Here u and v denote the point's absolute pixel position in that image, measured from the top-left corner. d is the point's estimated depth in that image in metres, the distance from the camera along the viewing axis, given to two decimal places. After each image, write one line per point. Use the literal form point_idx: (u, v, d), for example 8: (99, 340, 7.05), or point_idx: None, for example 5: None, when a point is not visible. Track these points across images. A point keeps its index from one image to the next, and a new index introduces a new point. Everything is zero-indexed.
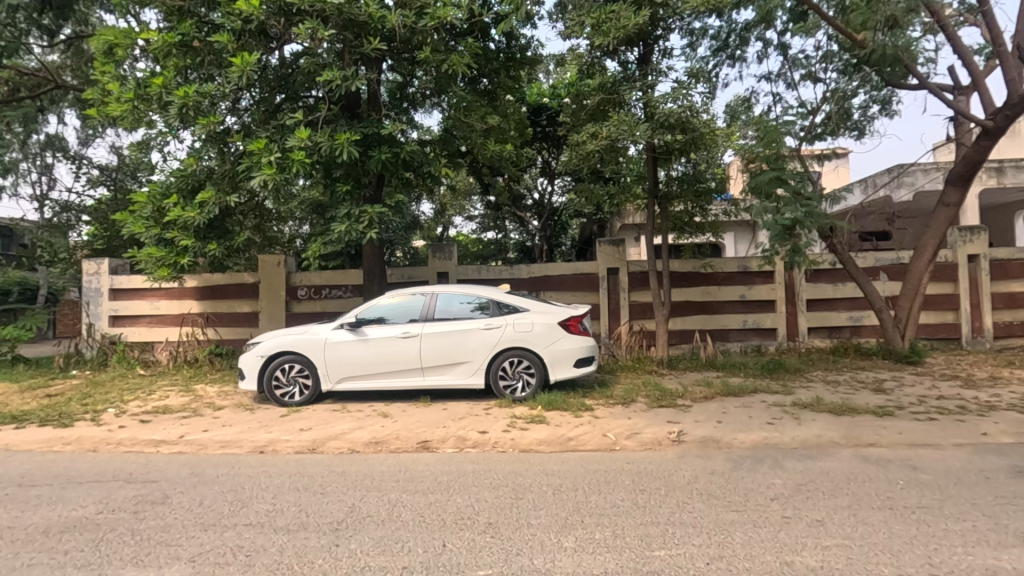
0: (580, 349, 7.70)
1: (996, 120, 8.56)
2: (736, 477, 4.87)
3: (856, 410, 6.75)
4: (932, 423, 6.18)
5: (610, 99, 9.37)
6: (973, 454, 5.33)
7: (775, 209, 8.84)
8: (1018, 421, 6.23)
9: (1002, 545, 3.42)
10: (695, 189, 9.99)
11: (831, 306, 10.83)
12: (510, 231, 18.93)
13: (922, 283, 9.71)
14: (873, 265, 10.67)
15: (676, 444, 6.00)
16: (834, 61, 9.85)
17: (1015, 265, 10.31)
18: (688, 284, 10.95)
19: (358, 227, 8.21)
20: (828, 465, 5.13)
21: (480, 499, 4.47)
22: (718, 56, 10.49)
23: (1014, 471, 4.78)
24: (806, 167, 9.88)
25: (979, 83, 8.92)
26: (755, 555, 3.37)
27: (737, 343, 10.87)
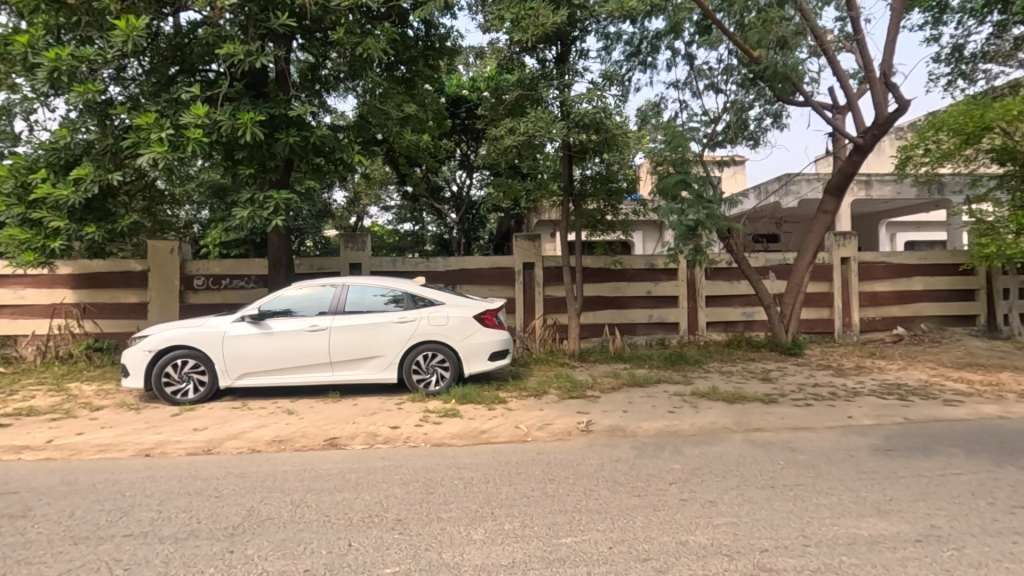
0: (494, 343, 7.72)
1: (866, 138, 9.59)
2: (639, 464, 5.13)
3: (746, 398, 7.35)
4: (808, 409, 6.87)
5: (528, 96, 9.53)
6: (841, 435, 5.98)
7: (679, 211, 9.38)
8: (878, 405, 7.08)
9: (862, 515, 3.85)
10: (607, 189, 10.37)
11: (727, 302, 11.67)
12: (428, 223, 18.72)
13: (804, 282, 10.71)
14: (763, 265, 11.64)
15: (585, 434, 6.22)
16: (734, 74, 10.59)
17: (879, 267, 11.63)
18: (600, 280, 11.39)
19: (262, 215, 7.67)
20: (720, 450, 5.54)
21: (389, 495, 4.38)
22: (631, 61, 10.94)
23: (873, 449, 5.42)
24: (707, 171, 10.53)
25: (853, 104, 9.96)
26: (654, 537, 3.57)
27: (644, 336, 11.45)
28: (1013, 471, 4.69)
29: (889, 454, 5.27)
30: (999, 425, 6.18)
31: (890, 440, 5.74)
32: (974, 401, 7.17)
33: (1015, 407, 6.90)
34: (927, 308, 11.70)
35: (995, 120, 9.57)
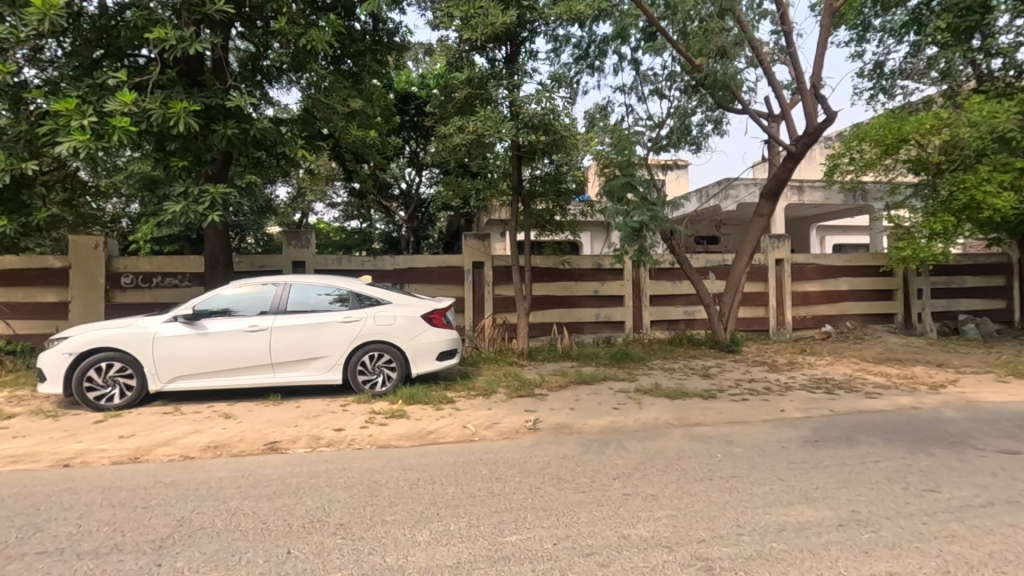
0: (443, 343, 7.66)
1: (798, 146, 10.11)
2: (584, 461, 5.22)
3: (687, 394, 7.63)
4: (744, 404, 7.20)
5: (478, 95, 9.50)
6: (774, 427, 6.29)
7: (625, 212, 9.60)
8: (807, 398, 7.50)
9: (791, 503, 4.07)
10: (556, 189, 10.46)
11: (670, 301, 12.06)
12: (376, 221, 18.37)
13: (742, 282, 11.20)
14: (704, 265, 12.10)
15: (532, 432, 6.28)
16: (677, 81, 10.96)
17: (809, 269, 12.32)
18: (549, 280, 11.52)
19: (196, 209, 7.28)
20: (663, 444, 5.72)
21: (332, 499, 4.27)
22: (579, 64, 11.12)
23: (802, 440, 5.74)
24: (652, 174, 10.84)
25: (787, 113, 10.51)
26: (597, 531, 3.64)
27: (591, 335, 11.66)
28: (924, 457, 5.08)
29: (817, 444, 5.59)
30: (913, 415, 6.68)
31: (818, 431, 6.09)
32: (892, 394, 7.72)
33: (927, 398, 7.47)
34: (851, 307, 12.50)
35: (911, 133, 10.35)
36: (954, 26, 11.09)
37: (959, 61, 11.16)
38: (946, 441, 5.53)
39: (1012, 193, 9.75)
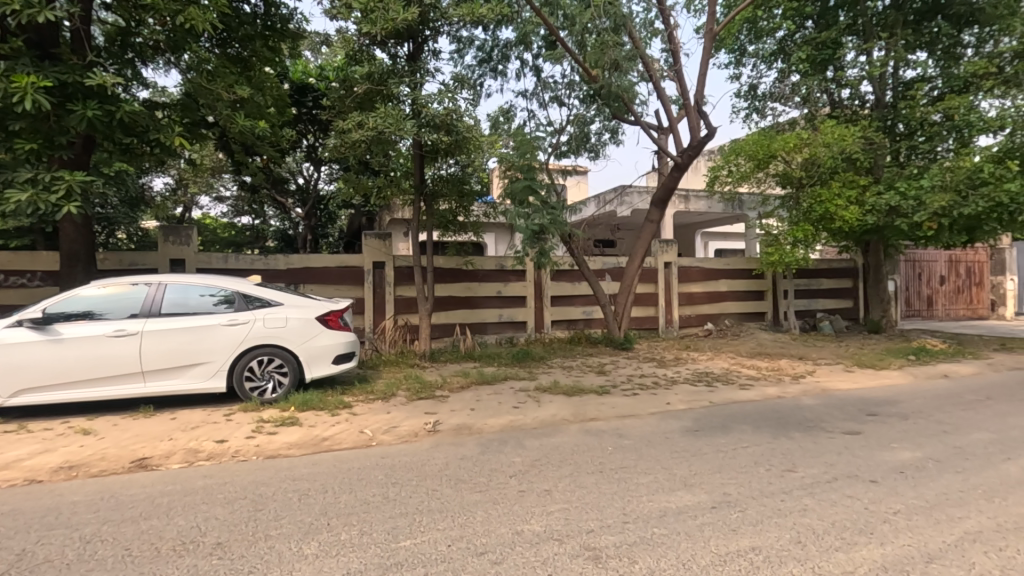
0: (339, 346, 7.34)
1: (683, 157, 10.88)
2: (483, 460, 5.26)
3: (583, 391, 7.96)
4: (635, 398, 7.65)
5: (378, 91, 9.25)
6: (660, 419, 6.74)
7: (526, 215, 9.82)
8: (690, 391, 8.12)
9: (672, 489, 4.38)
10: (460, 190, 10.43)
11: (570, 302, 12.50)
12: (270, 217, 17.31)
13: (634, 283, 11.85)
14: (600, 267, 12.68)
15: (432, 434, 6.23)
16: (576, 89, 11.43)
17: (694, 271, 13.34)
18: (452, 280, 11.47)
19: (47, 199, 6.40)
20: (559, 440, 5.91)
21: (209, 517, 3.95)
22: (482, 67, 11.20)
23: (684, 430, 6.20)
24: (552, 179, 11.17)
25: (674, 127, 11.30)
26: (492, 530, 3.68)
27: (494, 335, 11.78)
28: (784, 441, 5.68)
29: (697, 433, 6.05)
30: (778, 403, 7.45)
31: (698, 421, 6.60)
32: (761, 384, 8.56)
33: (790, 388, 8.37)
34: (730, 307, 13.70)
35: (778, 150, 11.56)
36: (813, 58, 12.52)
37: (817, 89, 12.62)
38: (803, 426, 6.23)
39: (858, 207, 11.17)
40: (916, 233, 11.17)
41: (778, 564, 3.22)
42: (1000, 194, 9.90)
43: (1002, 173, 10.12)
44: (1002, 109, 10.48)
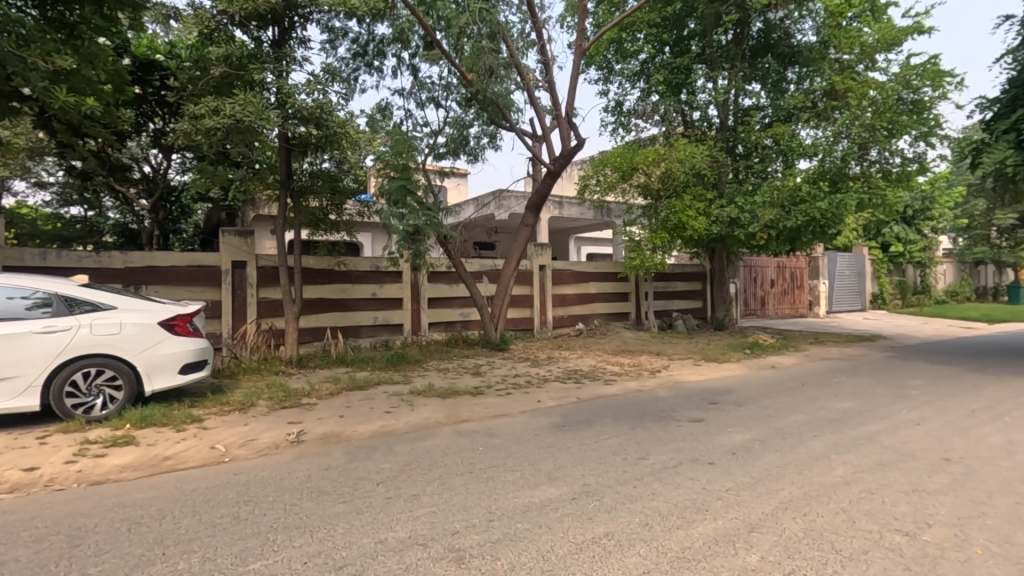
0: (187, 354, 6.56)
1: (555, 164, 11.34)
2: (349, 469, 5.05)
3: (458, 392, 7.99)
4: (507, 398, 7.83)
5: (238, 76, 8.52)
6: (531, 417, 6.96)
7: (401, 216, 9.59)
8: (560, 389, 8.50)
9: (537, 485, 4.54)
10: (332, 187, 9.93)
11: (447, 304, 12.47)
12: (108, 208, 15.22)
13: (510, 285, 12.11)
14: (477, 270, 12.81)
15: (295, 445, 5.86)
16: (454, 92, 11.49)
17: (565, 274, 14.00)
18: (322, 282, 10.90)
19: None
20: (430, 444, 5.85)
21: (7, 561, 3.34)
22: (356, 61, 10.81)
23: (552, 426, 6.47)
24: (429, 180, 11.07)
25: (547, 135, 11.77)
26: (353, 541, 3.55)
27: (368, 339, 11.38)
28: (640, 431, 6.15)
29: (563, 429, 6.34)
30: (637, 397, 8.06)
31: (565, 417, 6.92)
32: (623, 380, 9.21)
33: (648, 382, 9.09)
34: (598, 308, 14.58)
35: (639, 163, 12.61)
36: (669, 81, 13.81)
37: (673, 109, 13.93)
38: (657, 416, 6.80)
39: (705, 218, 12.50)
40: (751, 242, 12.74)
41: (628, 547, 3.47)
42: (814, 210, 11.63)
43: (815, 192, 11.91)
44: (816, 138, 12.35)
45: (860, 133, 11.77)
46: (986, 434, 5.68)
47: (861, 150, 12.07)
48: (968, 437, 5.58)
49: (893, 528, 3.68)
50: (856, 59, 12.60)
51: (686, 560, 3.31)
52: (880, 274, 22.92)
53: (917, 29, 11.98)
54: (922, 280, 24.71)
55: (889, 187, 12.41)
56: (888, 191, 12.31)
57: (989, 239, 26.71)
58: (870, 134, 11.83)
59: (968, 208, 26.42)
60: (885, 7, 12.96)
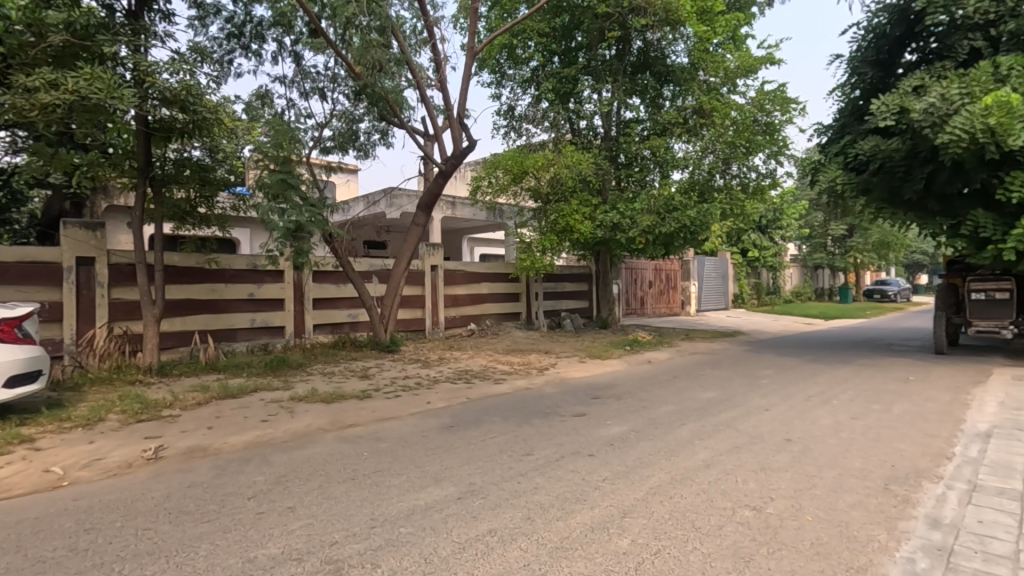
0: (14, 365, 5.62)
1: (447, 165, 11.26)
2: (217, 484, 4.64)
3: (343, 396, 7.67)
4: (396, 400, 7.66)
5: (83, 47, 7.50)
6: (419, 418, 6.86)
7: (281, 211, 8.97)
8: (450, 389, 8.48)
9: (423, 487, 4.49)
10: (201, 177, 9.08)
11: (333, 305, 11.92)
12: None
13: (401, 285, 11.85)
14: (366, 270, 12.41)
15: (153, 462, 5.27)
16: (341, 84, 11.04)
17: (458, 275, 14.00)
18: (191, 281, 9.94)
19: None
20: (311, 452, 5.56)
21: None
22: (231, 42, 10.01)
23: (441, 427, 6.43)
24: (313, 174, 10.52)
25: (439, 135, 11.69)
26: (218, 563, 3.27)
27: (244, 343, 10.55)
28: (527, 428, 6.31)
29: (452, 429, 6.33)
30: (525, 394, 8.26)
31: (454, 417, 6.91)
32: (512, 378, 9.39)
33: (536, 380, 9.36)
34: (490, 308, 14.75)
35: (529, 168, 13.02)
36: (557, 90, 14.38)
37: (561, 117, 14.51)
38: (544, 413, 7.02)
39: (590, 222, 13.15)
40: (631, 246, 13.59)
41: (510, 542, 3.54)
42: (685, 218, 12.67)
43: (686, 201, 12.99)
44: (687, 152, 13.51)
45: (723, 149, 13.03)
46: (819, 416, 6.56)
47: (724, 165, 13.33)
48: (805, 419, 6.40)
49: (743, 504, 4.12)
50: (721, 82, 13.87)
51: (564, 549, 3.45)
52: (740, 276, 25.54)
53: (769, 60, 13.52)
54: (774, 282, 27.96)
55: (748, 199, 13.87)
56: (746, 203, 13.75)
57: (825, 247, 30.87)
58: (731, 151, 13.16)
59: (810, 219, 30.36)
60: (743, 38, 14.49)
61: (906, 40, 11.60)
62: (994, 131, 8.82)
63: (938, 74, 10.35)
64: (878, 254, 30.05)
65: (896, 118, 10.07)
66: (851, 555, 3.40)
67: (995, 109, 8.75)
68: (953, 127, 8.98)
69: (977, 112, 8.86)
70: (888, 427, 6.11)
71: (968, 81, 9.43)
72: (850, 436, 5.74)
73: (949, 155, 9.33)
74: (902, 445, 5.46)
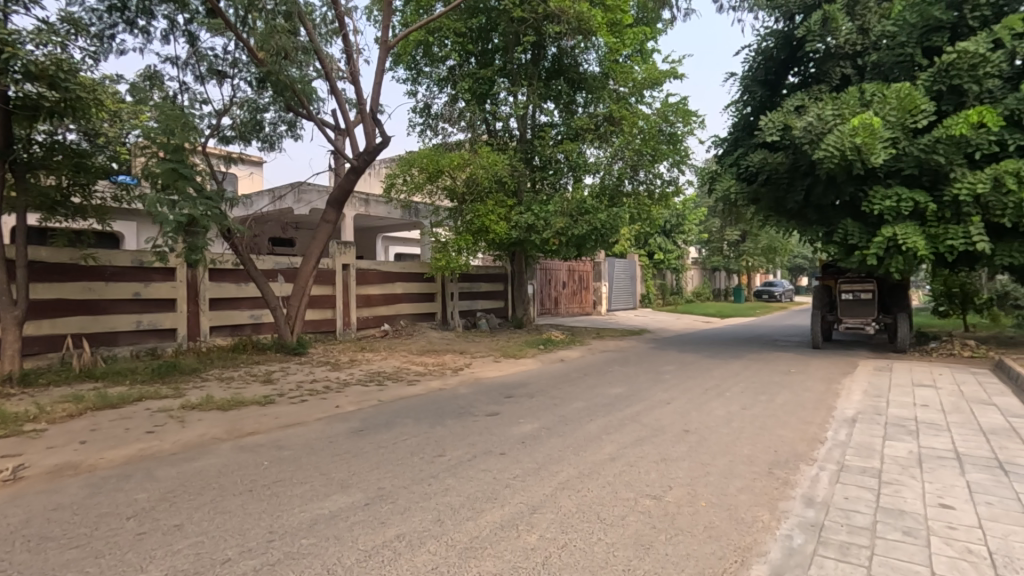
0: None
1: (359, 160, 10.87)
2: (90, 505, 4.17)
3: (243, 403, 7.19)
4: (301, 405, 7.30)
5: None
6: (327, 423, 6.57)
7: (170, 203, 8.21)
8: (360, 392, 8.21)
9: (328, 494, 4.30)
10: (76, 163, 8.15)
11: (233, 305, 11.14)
12: None
13: (308, 285, 11.29)
14: (271, 268, 11.75)
15: (10, 484, 4.64)
16: (243, 70, 10.36)
17: (370, 274, 13.60)
18: (63, 280, 8.89)
19: None
20: (204, 463, 5.15)
21: None
22: (114, 16, 9.08)
23: (349, 431, 6.20)
24: (210, 166, 9.78)
25: (351, 129, 11.28)
26: None
27: (128, 347, 9.59)
28: (439, 429, 6.24)
29: (361, 433, 6.13)
30: (438, 395, 8.17)
31: (364, 421, 6.70)
32: (425, 379, 9.26)
33: (450, 380, 9.30)
34: (405, 308, 14.45)
35: (444, 167, 12.95)
36: (474, 90, 14.42)
37: (478, 118, 14.56)
38: (457, 413, 6.98)
39: (505, 223, 13.27)
40: (545, 247, 13.88)
41: (418, 545, 3.48)
42: (596, 221, 13.12)
43: (597, 205, 13.48)
44: (598, 158, 14.06)
45: (631, 156, 13.66)
46: (714, 407, 7.04)
47: (632, 171, 13.99)
48: (702, 411, 6.85)
49: (645, 493, 4.33)
50: (630, 92, 14.42)
51: (473, 549, 3.44)
52: (647, 278, 26.91)
53: (673, 74, 14.33)
54: (677, 283, 29.73)
55: (654, 205, 14.61)
56: (652, 209, 14.48)
57: (722, 250, 33.28)
58: (638, 158, 13.81)
59: (708, 225, 32.59)
60: (650, 51, 15.26)
61: (789, 64, 12.79)
62: (860, 149, 9.91)
63: (815, 96, 11.49)
64: (766, 258, 32.85)
65: (780, 134, 11.10)
66: (739, 536, 3.67)
67: (861, 130, 9.84)
68: (827, 145, 10.00)
69: (847, 132, 9.92)
70: (773, 416, 6.68)
71: (839, 104, 10.55)
72: (741, 425, 6.21)
73: (824, 169, 10.39)
74: (784, 431, 5.99)
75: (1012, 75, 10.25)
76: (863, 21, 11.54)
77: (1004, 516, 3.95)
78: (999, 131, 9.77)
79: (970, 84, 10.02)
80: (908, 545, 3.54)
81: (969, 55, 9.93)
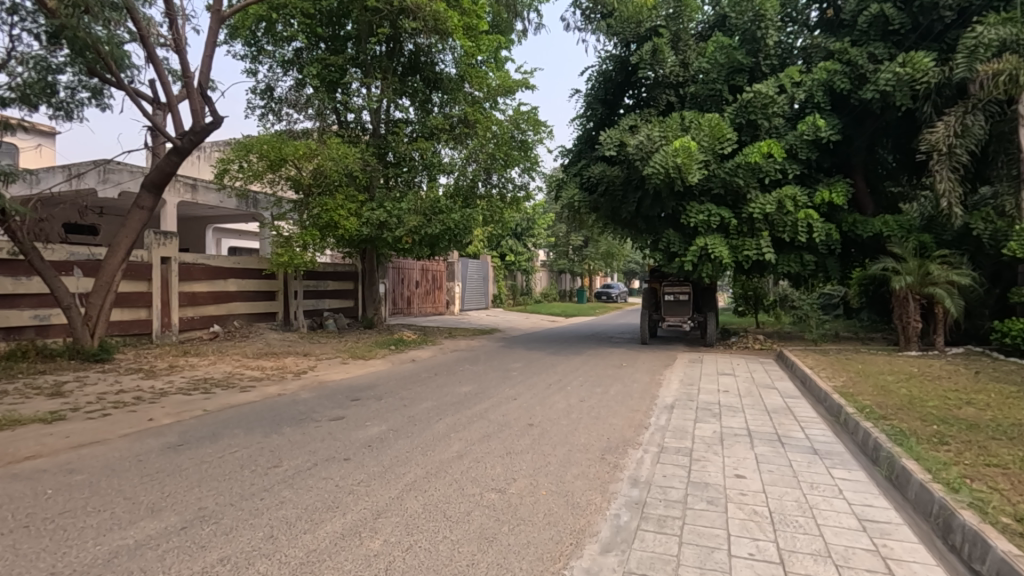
0: None
1: (183, 141, 9.57)
2: None
3: (19, 421, 5.93)
4: (102, 420, 6.24)
5: None
6: (136, 440, 5.69)
7: None
8: (180, 402, 7.26)
9: (133, 522, 3.73)
10: None
11: (10, 302, 9.19)
12: None
13: (115, 280, 9.69)
14: (64, 259, 9.92)
15: None
16: (27, 19, 8.57)
17: (197, 269, 12.12)
18: None
19: None
20: None
21: None
22: None
23: (164, 448, 5.43)
24: None
25: (174, 106, 9.93)
26: None
27: None
28: (275, 438, 5.76)
29: (179, 448, 5.42)
30: (275, 401, 7.54)
31: (184, 434, 5.92)
32: (261, 385, 8.48)
33: (289, 385, 8.64)
34: (238, 307, 13.08)
35: (288, 155, 12.02)
36: (323, 77, 13.65)
37: (326, 106, 13.84)
38: (296, 420, 6.50)
39: (356, 218, 12.69)
40: (398, 245, 13.58)
41: (245, 567, 3.18)
42: (449, 220, 13.15)
43: (451, 205, 13.52)
44: (452, 158, 14.14)
45: (484, 159, 13.95)
46: (556, 401, 7.47)
47: (485, 174, 14.31)
48: (545, 405, 7.22)
49: (489, 488, 4.44)
50: (484, 97, 14.61)
51: (310, 564, 3.23)
52: (499, 279, 27.78)
53: (524, 84, 14.92)
54: (526, 284, 31.14)
55: (507, 208, 14.99)
56: (504, 212, 14.83)
57: (567, 254, 35.65)
58: (491, 161, 14.14)
59: (556, 230, 34.72)
60: (504, 60, 15.72)
61: (625, 87, 14.11)
62: (680, 168, 11.23)
63: (646, 118, 12.83)
64: (605, 262, 35.90)
65: (617, 149, 12.20)
66: (574, 519, 3.94)
67: (681, 152, 11.17)
68: (655, 163, 11.20)
69: (670, 153, 11.20)
70: (607, 406, 7.28)
71: (665, 127, 11.90)
72: (578, 416, 6.67)
73: (652, 184, 11.63)
74: (614, 420, 6.58)
75: (791, 116, 12.42)
76: (684, 56, 13.13)
77: (780, 480, 4.78)
78: (782, 161, 11.77)
79: (762, 121, 11.95)
80: (710, 513, 4.10)
81: (761, 96, 11.80)
